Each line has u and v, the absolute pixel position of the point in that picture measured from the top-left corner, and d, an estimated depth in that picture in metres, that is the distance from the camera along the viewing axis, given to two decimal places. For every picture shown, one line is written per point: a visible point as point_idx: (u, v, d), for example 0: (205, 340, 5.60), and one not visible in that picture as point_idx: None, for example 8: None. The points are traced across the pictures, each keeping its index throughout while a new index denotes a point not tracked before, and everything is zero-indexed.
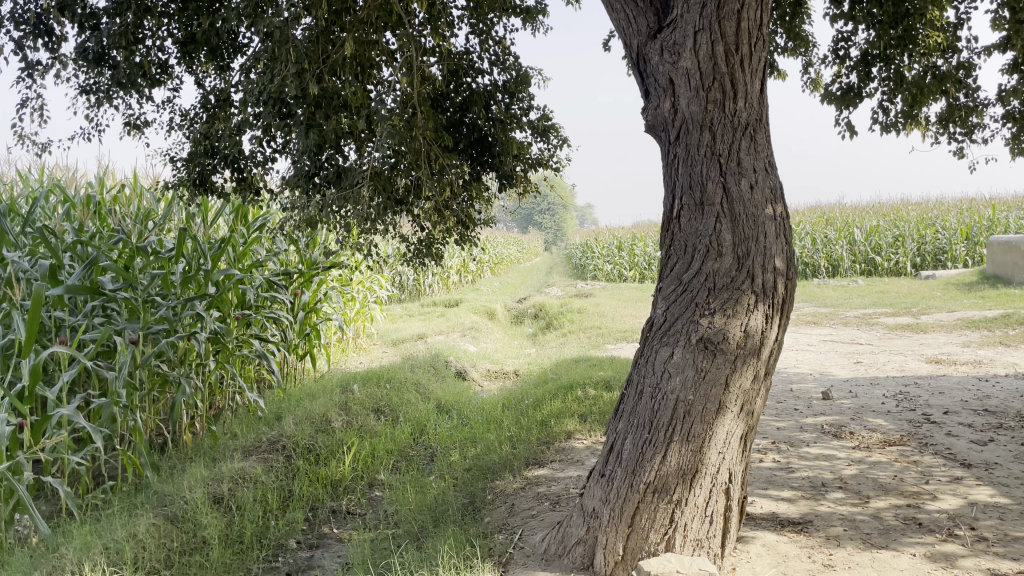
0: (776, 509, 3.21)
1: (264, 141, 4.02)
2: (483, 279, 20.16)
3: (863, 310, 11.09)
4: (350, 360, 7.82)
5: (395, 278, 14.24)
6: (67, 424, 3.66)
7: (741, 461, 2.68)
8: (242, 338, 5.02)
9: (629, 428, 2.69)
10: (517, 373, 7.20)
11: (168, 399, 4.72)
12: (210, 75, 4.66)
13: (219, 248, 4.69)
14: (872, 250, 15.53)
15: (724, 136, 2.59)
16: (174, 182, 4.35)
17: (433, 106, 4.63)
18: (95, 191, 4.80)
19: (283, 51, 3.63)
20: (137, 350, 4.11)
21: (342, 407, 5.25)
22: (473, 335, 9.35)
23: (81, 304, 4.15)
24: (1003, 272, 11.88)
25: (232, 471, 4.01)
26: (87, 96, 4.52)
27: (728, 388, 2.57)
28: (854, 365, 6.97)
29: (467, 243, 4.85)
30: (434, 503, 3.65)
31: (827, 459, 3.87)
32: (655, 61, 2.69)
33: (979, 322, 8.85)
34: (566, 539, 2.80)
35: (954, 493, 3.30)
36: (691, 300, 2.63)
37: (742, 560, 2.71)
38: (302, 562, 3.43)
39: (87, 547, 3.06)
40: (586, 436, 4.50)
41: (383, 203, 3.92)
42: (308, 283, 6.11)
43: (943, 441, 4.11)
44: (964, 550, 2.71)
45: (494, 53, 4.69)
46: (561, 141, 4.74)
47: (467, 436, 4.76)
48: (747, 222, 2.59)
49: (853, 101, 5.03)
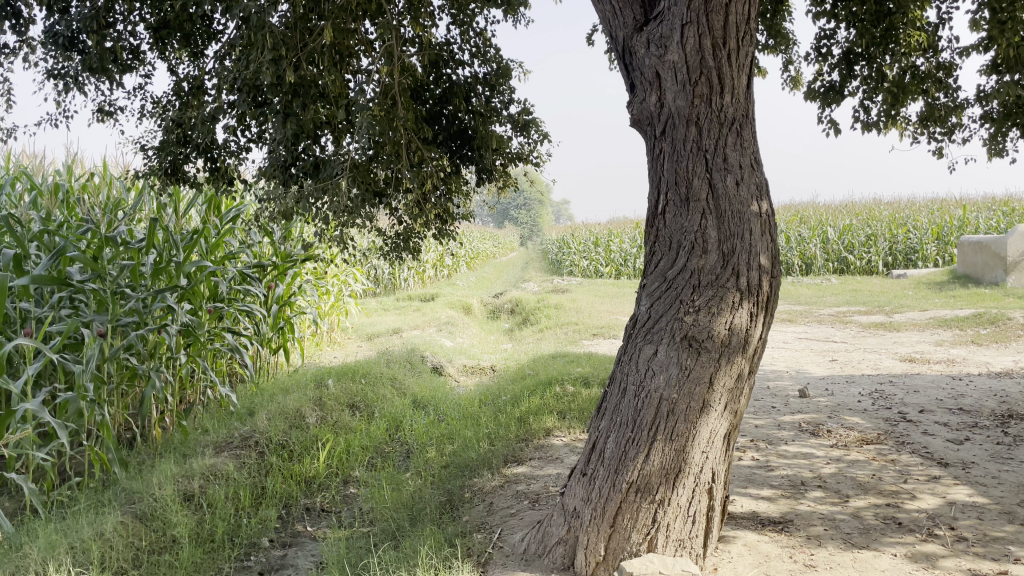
0: (757, 508, 3.18)
1: (238, 131, 3.92)
2: (458, 273, 20.10)
3: (838, 309, 11.19)
4: (323, 355, 7.72)
5: (370, 272, 14.16)
6: (31, 419, 3.55)
7: (724, 460, 2.65)
8: (214, 331, 4.92)
9: (611, 427, 2.65)
10: (493, 369, 7.14)
11: (137, 393, 4.61)
12: (183, 61, 4.55)
13: (192, 239, 4.59)
14: (844, 249, 15.69)
15: (711, 132, 2.55)
16: (145, 171, 4.24)
17: (413, 98, 4.56)
18: (63, 179, 4.67)
19: (260, 37, 3.53)
20: (105, 342, 4.01)
21: (317, 402, 5.17)
22: (450, 330, 9.31)
23: (47, 296, 4.03)
24: (974, 272, 12.03)
25: (204, 468, 3.92)
26: (56, 81, 4.38)
27: (712, 387, 2.54)
28: (829, 363, 7.02)
29: (446, 237, 4.78)
30: (411, 501, 3.59)
31: (805, 458, 3.86)
32: (641, 55, 2.65)
33: (951, 321, 8.94)
34: (546, 539, 2.76)
35: (933, 492, 3.30)
36: (675, 297, 2.60)
37: (724, 560, 2.68)
38: (275, 561, 3.35)
39: (51, 547, 2.96)
40: (564, 433, 4.47)
41: (360, 195, 3.85)
42: (283, 275, 6.00)
43: (919, 440, 4.11)
44: (945, 550, 2.70)
45: (474, 45, 4.62)
46: (542, 135, 4.69)
47: (444, 433, 4.69)
48: (733, 219, 2.55)
49: (835, 99, 5.03)
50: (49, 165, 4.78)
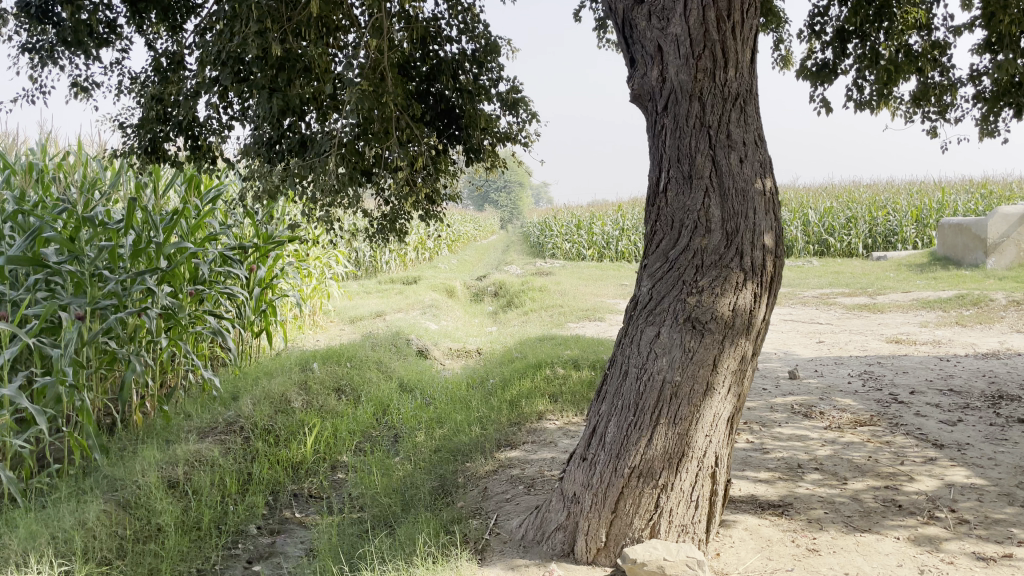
0: (755, 491, 3.15)
1: (220, 107, 3.80)
2: (440, 255, 20.00)
3: (821, 291, 11.22)
4: (306, 338, 7.61)
5: (351, 255, 14.03)
6: (8, 405, 3.42)
7: (727, 444, 2.60)
8: (196, 314, 4.81)
9: (612, 411, 2.58)
10: (479, 351, 7.07)
11: (116, 378, 4.49)
12: (161, 36, 4.41)
13: (172, 219, 4.45)
14: (825, 231, 15.79)
15: (714, 107, 2.46)
16: (123, 149, 4.11)
17: (399, 74, 4.42)
18: (37, 158, 4.51)
19: (245, 8, 3.42)
20: (83, 326, 3.87)
21: (302, 386, 5.08)
22: (434, 313, 9.23)
23: (23, 278, 3.90)
24: (954, 254, 12.10)
25: (187, 454, 3.81)
26: (29, 54, 4.22)
27: (716, 369, 2.48)
28: (817, 345, 7.02)
29: (433, 218, 4.68)
30: (403, 487, 3.54)
31: (800, 440, 3.83)
32: (642, 27, 2.56)
33: (935, 302, 8.96)
34: (545, 525, 2.70)
35: (930, 473, 3.28)
36: (678, 278, 2.53)
37: (726, 545, 2.63)
38: (263, 549, 3.28)
39: (32, 537, 2.86)
40: (557, 417, 4.42)
41: (347, 174, 3.74)
42: (265, 257, 5.85)
43: (912, 422, 4.10)
44: (947, 533, 2.68)
45: (463, 21, 4.50)
46: (531, 115, 4.59)
47: (433, 416, 4.63)
48: (737, 197, 2.49)
49: (828, 77, 4.97)
50: (22, 144, 4.61)
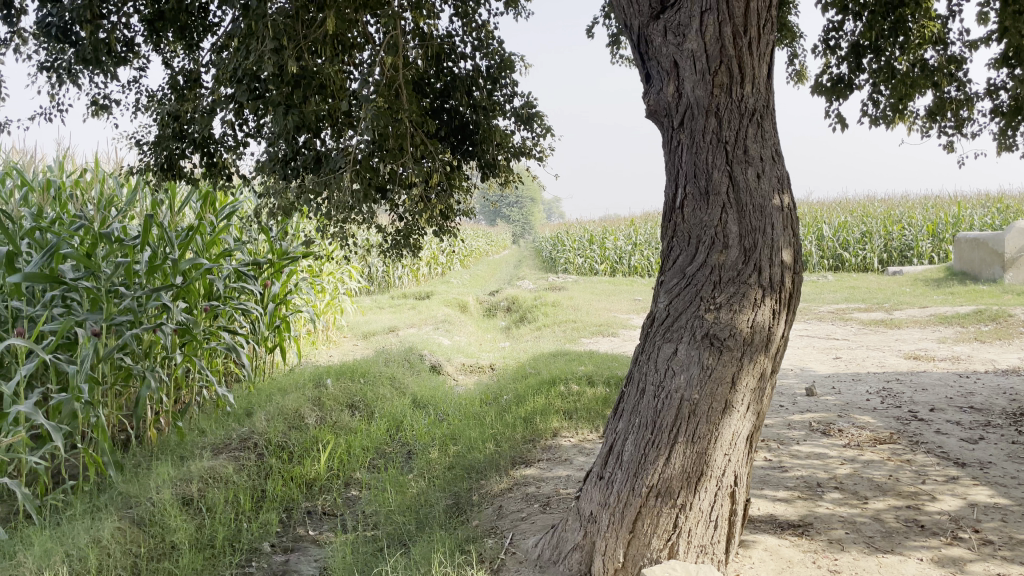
0: (774, 510, 3.10)
1: (236, 125, 3.81)
2: (452, 271, 19.98)
3: (837, 306, 11.13)
4: (319, 354, 7.61)
5: (364, 270, 14.07)
6: (24, 422, 3.42)
7: (746, 462, 2.56)
8: (211, 331, 4.81)
9: (630, 428, 2.56)
10: (492, 367, 7.04)
11: (132, 393, 4.50)
12: (178, 54, 4.44)
13: (187, 235, 4.46)
14: (840, 246, 15.71)
15: (731, 123, 2.45)
16: (139, 167, 4.12)
17: (414, 92, 4.44)
18: (55, 175, 4.55)
19: (261, 25, 3.43)
20: (99, 341, 3.88)
21: (315, 402, 5.07)
22: (447, 328, 9.22)
23: (39, 294, 3.91)
24: (971, 269, 11.98)
25: (202, 470, 3.80)
26: (48, 73, 4.26)
27: (734, 387, 2.45)
28: (833, 361, 6.95)
29: (447, 234, 4.68)
30: (418, 504, 3.52)
31: (819, 458, 3.78)
32: (658, 43, 2.55)
33: (952, 317, 8.88)
34: (561, 545, 2.67)
35: (953, 493, 3.23)
36: (696, 294, 2.50)
37: (746, 566, 2.59)
38: (277, 566, 3.26)
39: (47, 555, 2.85)
40: (572, 434, 4.38)
41: (362, 190, 3.73)
42: (279, 273, 5.86)
43: (933, 439, 4.04)
44: (972, 554, 2.63)
45: (477, 37, 4.52)
46: (545, 129, 4.59)
47: (446, 433, 4.61)
48: (754, 213, 2.46)
49: (843, 92, 4.95)
50: (40, 161, 4.65)
